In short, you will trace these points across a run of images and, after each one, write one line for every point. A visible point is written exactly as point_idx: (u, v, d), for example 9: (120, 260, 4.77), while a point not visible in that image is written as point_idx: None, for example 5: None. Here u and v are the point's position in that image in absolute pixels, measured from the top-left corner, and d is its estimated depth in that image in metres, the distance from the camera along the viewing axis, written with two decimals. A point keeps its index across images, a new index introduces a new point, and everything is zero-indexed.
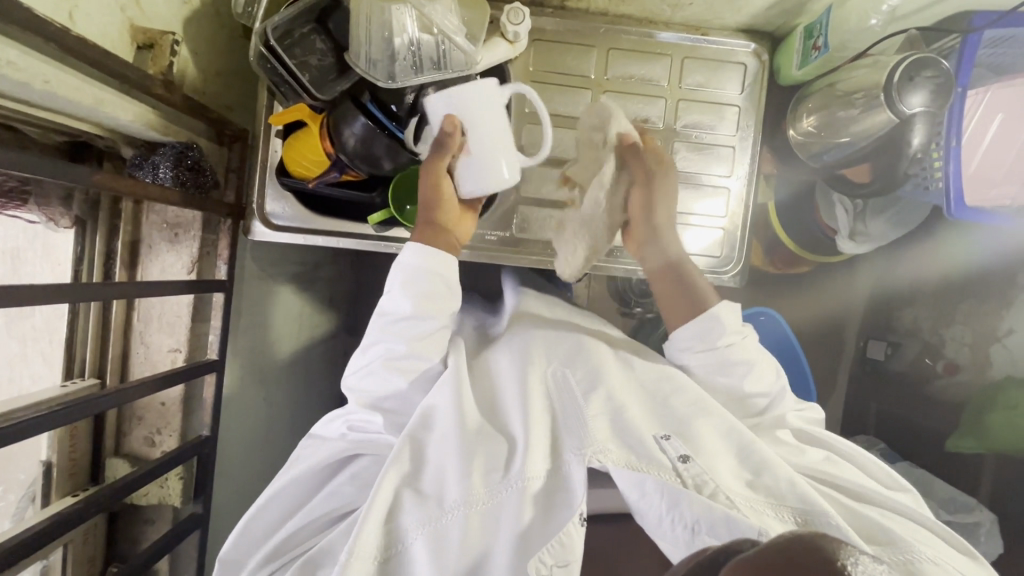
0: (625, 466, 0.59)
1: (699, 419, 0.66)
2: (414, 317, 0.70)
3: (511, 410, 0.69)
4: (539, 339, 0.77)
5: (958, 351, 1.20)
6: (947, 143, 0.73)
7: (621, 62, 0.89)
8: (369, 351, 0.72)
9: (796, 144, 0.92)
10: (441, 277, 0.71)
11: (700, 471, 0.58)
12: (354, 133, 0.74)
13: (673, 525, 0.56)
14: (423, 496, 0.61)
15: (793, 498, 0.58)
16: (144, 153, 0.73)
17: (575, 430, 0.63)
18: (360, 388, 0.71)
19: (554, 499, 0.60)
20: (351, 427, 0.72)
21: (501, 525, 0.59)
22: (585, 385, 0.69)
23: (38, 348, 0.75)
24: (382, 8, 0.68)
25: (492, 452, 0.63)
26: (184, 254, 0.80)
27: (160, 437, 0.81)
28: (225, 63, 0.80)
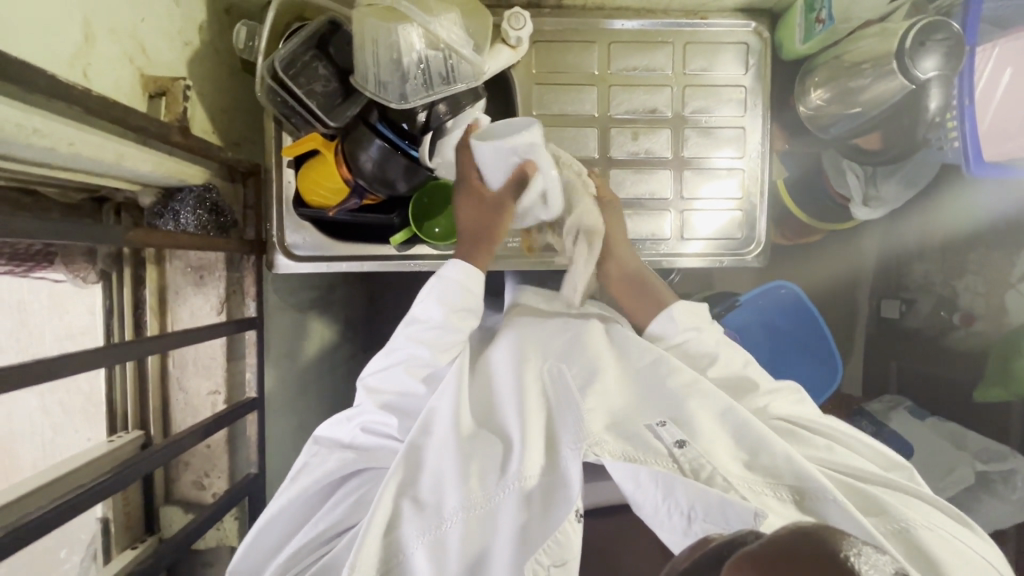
0: (620, 458, 0.58)
1: (689, 403, 0.67)
2: (443, 329, 0.69)
3: (506, 405, 0.69)
4: (531, 334, 0.76)
5: (971, 301, 1.20)
6: (961, 102, 0.72)
7: (623, 55, 0.89)
8: (393, 355, 0.71)
9: (806, 118, 0.92)
10: (474, 296, 0.71)
11: (697, 456, 0.58)
12: (370, 157, 0.74)
13: (670, 513, 0.54)
14: (422, 506, 0.60)
15: (790, 476, 0.60)
16: (163, 200, 0.73)
17: (570, 424, 0.64)
18: (379, 388, 0.70)
19: (552, 497, 0.59)
20: (364, 429, 0.69)
21: (499, 525, 0.58)
22: (583, 379, 0.70)
23: (78, 405, 0.74)
24: (388, 29, 0.67)
25: (486, 454, 0.63)
26: (212, 296, 0.80)
27: (209, 479, 0.81)
28: (230, 99, 0.80)
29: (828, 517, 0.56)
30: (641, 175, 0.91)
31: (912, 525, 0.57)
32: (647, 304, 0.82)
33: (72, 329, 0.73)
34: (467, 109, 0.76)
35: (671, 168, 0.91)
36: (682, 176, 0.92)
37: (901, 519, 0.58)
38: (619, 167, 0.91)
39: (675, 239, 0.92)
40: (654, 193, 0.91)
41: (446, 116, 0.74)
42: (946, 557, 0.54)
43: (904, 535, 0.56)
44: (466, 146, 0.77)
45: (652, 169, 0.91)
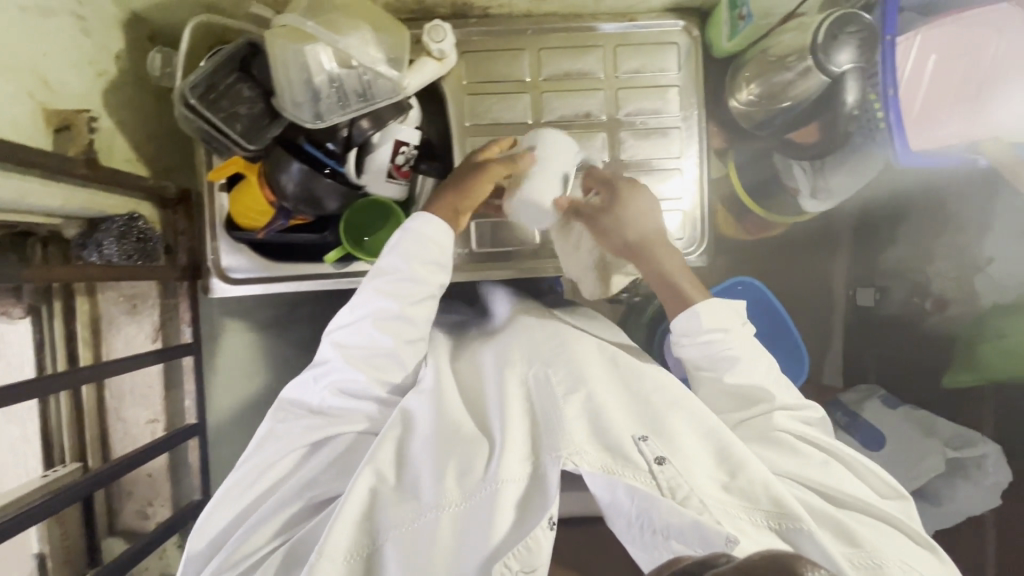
0: (599, 469, 0.57)
1: (676, 415, 0.64)
2: (409, 279, 0.70)
3: (493, 415, 0.67)
4: (520, 342, 0.75)
5: (944, 286, 1.21)
6: (885, 93, 0.71)
7: (554, 62, 0.89)
8: (359, 307, 0.71)
9: (738, 114, 0.91)
10: (443, 248, 0.72)
11: (676, 474, 0.56)
12: (291, 178, 0.73)
13: (643, 530, 0.55)
14: (404, 500, 0.59)
15: (768, 502, 0.57)
16: (86, 231, 0.73)
17: (552, 430, 0.61)
18: (346, 344, 0.70)
19: (530, 502, 0.57)
20: (333, 389, 0.69)
21: (470, 530, 0.56)
22: (566, 386, 0.66)
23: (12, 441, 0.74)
24: (297, 50, 0.67)
25: (464, 456, 0.61)
26: (146, 324, 0.80)
27: (152, 508, 0.81)
28: (155, 126, 0.80)
29: (804, 550, 0.55)
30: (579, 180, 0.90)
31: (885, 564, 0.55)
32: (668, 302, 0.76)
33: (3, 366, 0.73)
34: (391, 124, 0.77)
35: (610, 172, 0.91)
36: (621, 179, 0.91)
37: (875, 559, 0.56)
38: None
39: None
40: None
41: (370, 131, 0.74)
42: None
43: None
44: (393, 161, 0.79)
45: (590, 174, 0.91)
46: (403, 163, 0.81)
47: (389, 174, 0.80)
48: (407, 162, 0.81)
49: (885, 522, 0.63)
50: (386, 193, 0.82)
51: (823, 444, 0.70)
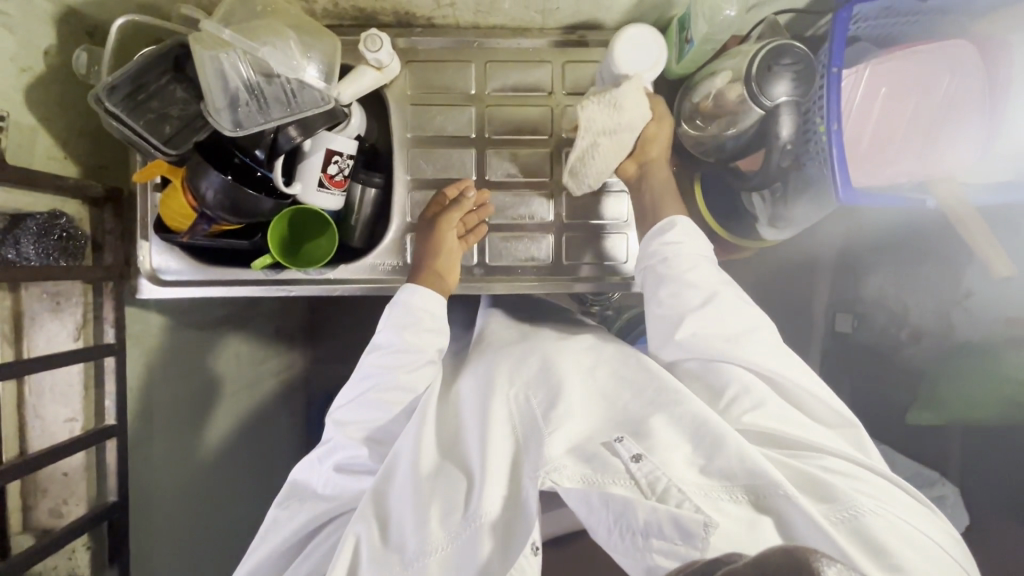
0: (577, 482, 0.58)
1: (657, 416, 0.64)
2: (403, 349, 0.74)
3: (470, 441, 0.68)
4: (500, 361, 0.76)
5: (923, 318, 1.18)
6: (829, 127, 0.70)
7: (500, 76, 0.87)
8: (362, 382, 0.75)
9: (687, 137, 0.86)
10: (436, 316, 0.78)
11: (653, 469, 0.57)
12: (211, 186, 0.71)
13: (621, 534, 0.54)
14: (387, 549, 0.61)
15: (744, 478, 0.58)
16: (6, 226, 0.71)
17: (535, 453, 0.63)
18: (346, 421, 0.73)
19: (513, 527, 0.60)
20: (337, 468, 0.71)
21: (460, 565, 0.58)
22: (545, 405, 0.68)
23: None
24: (213, 56, 0.67)
25: (450, 491, 0.63)
26: (69, 322, 0.79)
27: (67, 507, 0.80)
28: (87, 123, 0.79)
29: (792, 521, 0.55)
30: (521, 198, 0.88)
31: (860, 511, 0.56)
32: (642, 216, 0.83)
33: None
34: (323, 135, 0.77)
35: (553, 190, 0.89)
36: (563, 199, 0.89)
37: (850, 507, 0.57)
38: (497, 189, 0.88)
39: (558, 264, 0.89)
40: (534, 216, 0.89)
41: (297, 138, 0.71)
42: (897, 548, 0.53)
43: (855, 528, 0.55)
44: (325, 170, 0.79)
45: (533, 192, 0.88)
46: (336, 173, 0.80)
47: (320, 184, 0.79)
48: (340, 172, 0.81)
49: (857, 461, 0.64)
50: (319, 203, 0.81)
51: (787, 384, 0.70)
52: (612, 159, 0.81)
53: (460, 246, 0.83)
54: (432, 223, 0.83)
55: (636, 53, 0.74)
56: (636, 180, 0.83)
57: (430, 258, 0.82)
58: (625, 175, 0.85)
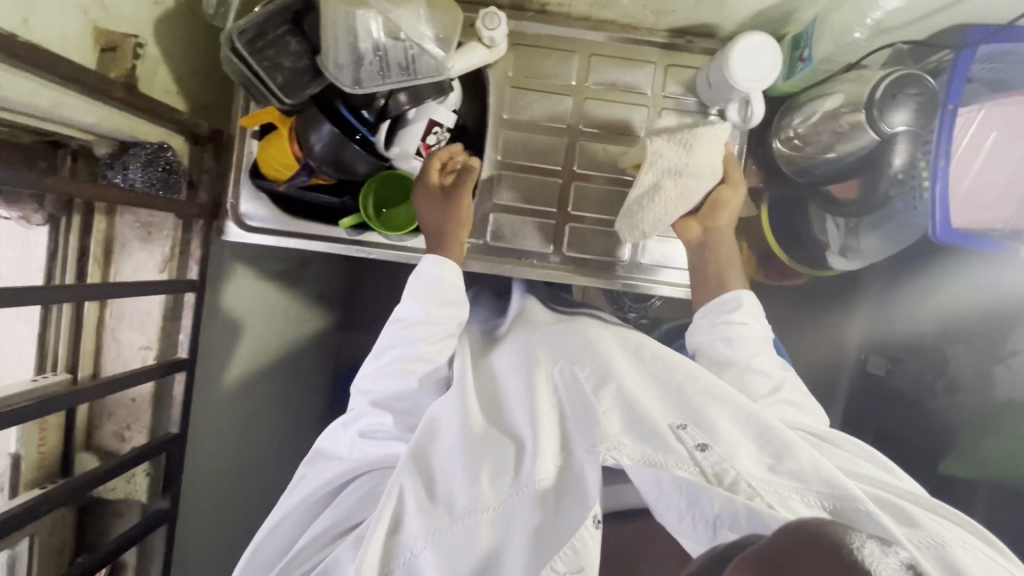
0: (639, 461, 0.57)
1: (715, 408, 0.63)
2: (427, 321, 0.75)
3: (517, 412, 0.68)
4: (541, 339, 0.76)
5: (960, 371, 1.16)
6: (936, 162, 0.70)
7: (602, 71, 0.87)
8: (383, 355, 0.76)
9: (779, 155, 0.88)
10: (456, 289, 0.77)
11: (719, 460, 0.56)
12: (320, 139, 0.74)
13: (695, 521, 0.54)
14: (434, 504, 0.59)
15: (819, 482, 0.56)
16: (115, 152, 0.74)
17: (587, 428, 0.62)
18: (371, 388, 0.73)
19: (564, 499, 0.59)
20: (364, 434, 0.71)
21: (514, 530, 0.57)
22: (595, 381, 0.67)
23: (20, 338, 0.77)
24: (348, 13, 0.67)
25: (499, 454, 0.62)
26: (156, 253, 0.81)
27: (130, 432, 0.82)
28: (200, 62, 0.80)
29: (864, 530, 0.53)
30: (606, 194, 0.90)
31: (944, 540, 0.54)
32: (708, 286, 0.83)
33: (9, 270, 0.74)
34: (429, 104, 0.78)
35: None
36: None
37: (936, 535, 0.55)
38: (584, 182, 0.89)
39: (632, 263, 0.90)
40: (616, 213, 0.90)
41: (405, 106, 0.75)
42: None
43: (941, 554, 0.52)
44: (424, 140, 0.80)
45: (618, 189, 0.90)
46: (434, 144, 0.82)
47: (417, 152, 0.80)
48: (437, 143, 0.82)
49: (915, 500, 0.63)
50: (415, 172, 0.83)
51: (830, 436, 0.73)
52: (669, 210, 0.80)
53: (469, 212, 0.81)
54: (451, 195, 0.79)
55: (754, 59, 0.74)
56: (702, 242, 0.84)
57: (453, 231, 0.79)
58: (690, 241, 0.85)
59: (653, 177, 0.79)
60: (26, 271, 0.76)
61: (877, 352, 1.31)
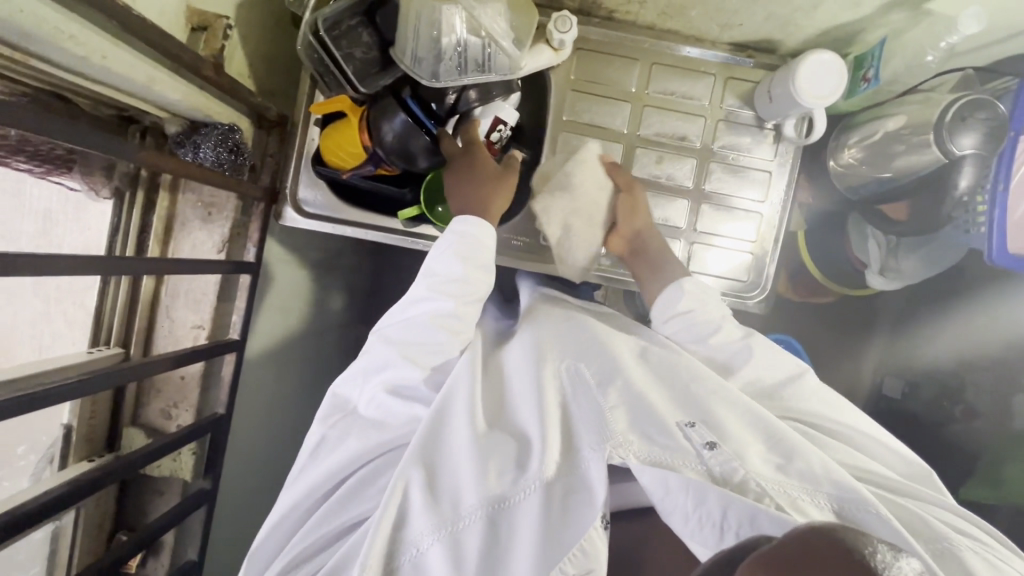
0: (647, 461, 0.55)
1: (720, 405, 0.63)
2: (464, 281, 0.71)
3: (522, 407, 0.65)
4: (550, 334, 0.73)
5: (979, 399, 1.16)
6: (995, 188, 0.73)
7: (663, 79, 0.88)
8: (413, 308, 0.72)
9: (834, 173, 0.93)
10: (489, 250, 0.74)
11: (728, 459, 0.55)
12: (393, 129, 0.74)
13: (702, 522, 0.52)
14: (439, 500, 0.57)
15: (829, 485, 0.54)
16: (187, 131, 0.74)
17: (594, 423, 0.60)
18: (397, 338, 0.70)
19: (573, 497, 0.56)
20: (387, 387, 0.67)
21: (519, 528, 0.55)
22: (600, 377, 0.65)
23: (62, 312, 0.74)
24: (433, 7, 0.68)
25: (503, 451, 0.60)
26: (215, 234, 0.81)
27: (176, 410, 0.83)
28: (271, 48, 0.81)
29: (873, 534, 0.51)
30: (658, 200, 0.90)
31: (954, 546, 0.54)
32: (652, 280, 0.83)
33: (80, 243, 0.74)
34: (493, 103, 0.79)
35: (690, 199, 0.90)
36: (700, 209, 0.91)
37: (942, 540, 0.55)
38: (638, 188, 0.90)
39: None
40: (668, 220, 0.91)
41: (475, 102, 0.78)
42: None
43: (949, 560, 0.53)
44: (488, 136, 0.81)
45: (672, 197, 0.90)
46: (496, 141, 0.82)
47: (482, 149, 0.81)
48: (499, 141, 0.82)
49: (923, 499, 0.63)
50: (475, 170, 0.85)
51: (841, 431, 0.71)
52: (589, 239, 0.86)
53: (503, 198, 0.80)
54: (477, 145, 0.77)
55: (819, 76, 0.75)
56: (630, 251, 0.86)
57: (489, 185, 0.76)
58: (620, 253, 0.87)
59: (557, 222, 0.85)
60: (84, 243, 0.75)
61: (893, 376, 1.31)
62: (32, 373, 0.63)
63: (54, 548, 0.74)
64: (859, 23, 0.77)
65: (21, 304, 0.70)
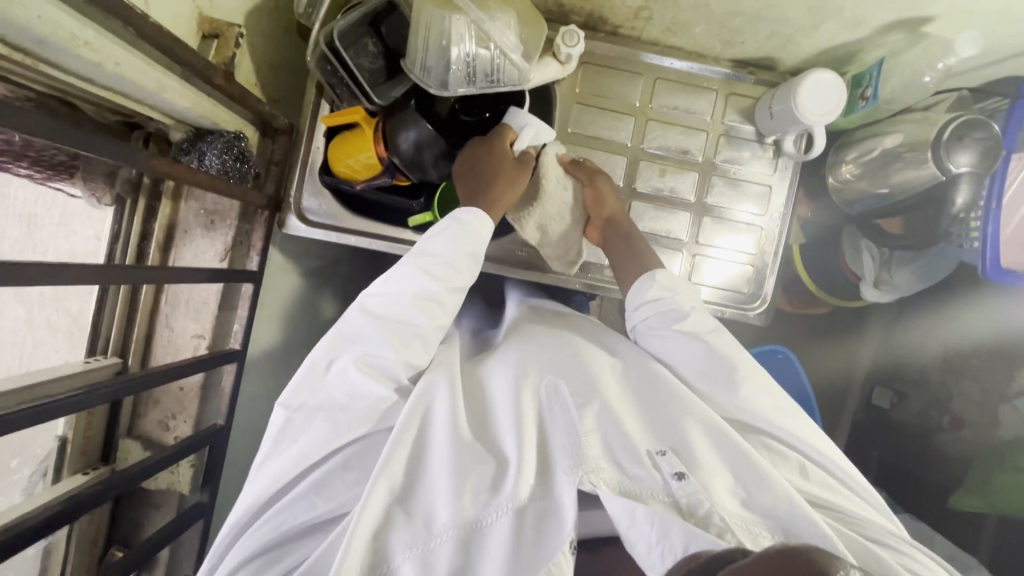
0: (617, 492, 0.53)
1: (694, 425, 0.60)
2: (453, 266, 0.68)
3: (501, 423, 0.62)
4: (531, 347, 0.70)
5: (965, 408, 1.18)
6: (988, 205, 0.77)
7: (665, 93, 0.90)
8: (395, 282, 0.66)
9: (833, 189, 0.96)
10: (480, 241, 0.71)
11: (695, 491, 0.53)
12: (410, 138, 0.75)
13: (663, 557, 0.49)
14: (412, 519, 0.56)
15: (788, 520, 0.53)
16: (191, 138, 0.73)
17: (567, 446, 0.58)
18: (377, 312, 0.64)
19: (545, 521, 0.55)
20: (358, 362, 0.61)
21: (489, 549, 0.54)
22: (579, 397, 0.62)
23: (48, 318, 0.73)
24: (443, 18, 0.68)
25: (478, 471, 0.57)
26: (218, 242, 0.80)
27: (174, 422, 0.81)
28: (278, 57, 0.82)
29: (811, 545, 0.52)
30: (660, 213, 0.91)
31: None
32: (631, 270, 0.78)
33: (69, 248, 0.73)
34: (531, 124, 0.76)
35: (692, 212, 0.92)
36: (701, 221, 0.92)
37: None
38: (641, 200, 0.91)
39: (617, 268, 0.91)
40: (670, 232, 0.92)
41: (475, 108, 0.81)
42: None
43: None
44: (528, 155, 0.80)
45: (673, 209, 0.91)
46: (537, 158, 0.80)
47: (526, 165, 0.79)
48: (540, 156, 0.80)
49: (888, 533, 0.59)
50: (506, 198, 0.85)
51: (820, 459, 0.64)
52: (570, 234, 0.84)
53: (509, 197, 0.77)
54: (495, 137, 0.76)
55: (821, 93, 0.77)
56: (604, 241, 0.82)
57: (495, 184, 0.74)
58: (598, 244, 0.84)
59: (535, 224, 0.81)
60: (69, 249, 0.73)
61: (881, 385, 1.32)
62: (33, 383, 0.62)
63: (45, 565, 0.73)
64: (858, 44, 0.80)
65: (4, 312, 0.68)
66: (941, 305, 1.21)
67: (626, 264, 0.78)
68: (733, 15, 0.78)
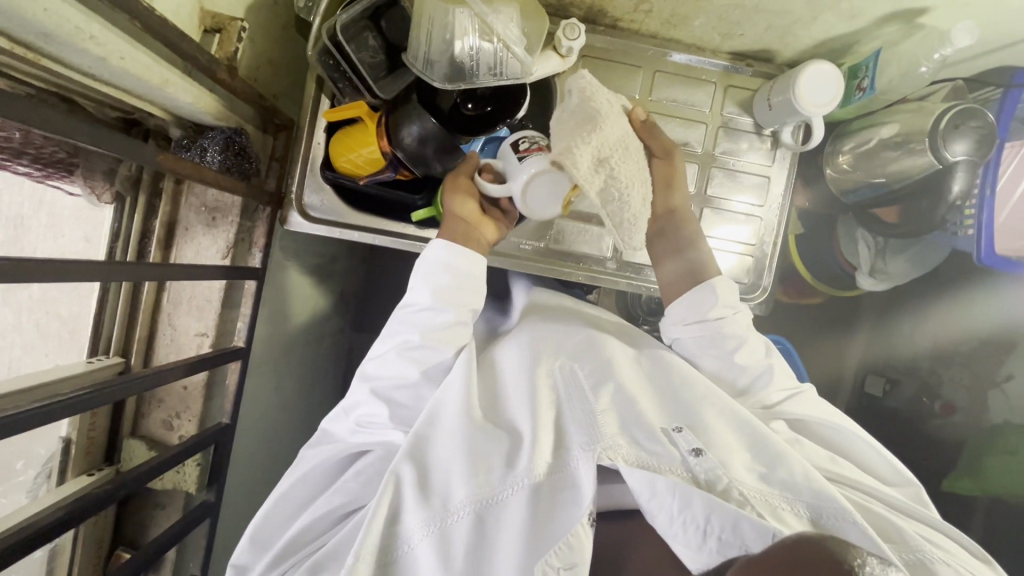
0: (635, 464, 0.55)
1: (709, 410, 0.63)
2: (433, 309, 0.67)
3: (516, 407, 0.65)
4: (544, 334, 0.72)
5: (956, 392, 1.21)
6: (982, 193, 0.81)
7: (664, 86, 0.90)
8: (386, 341, 0.69)
9: (829, 179, 0.97)
10: (469, 276, 0.69)
11: (713, 466, 0.56)
12: (413, 133, 0.75)
13: (685, 526, 0.53)
14: (430, 499, 0.57)
15: (808, 494, 0.56)
16: (191, 135, 0.73)
17: (584, 424, 0.60)
18: (371, 374, 0.68)
19: (560, 495, 0.57)
20: (359, 424, 0.67)
21: (506, 524, 0.56)
22: (594, 379, 0.66)
23: (36, 320, 0.73)
24: (446, 11, 0.69)
25: (495, 449, 0.60)
26: (220, 239, 0.79)
27: (179, 421, 0.80)
28: (277, 52, 0.81)
29: (828, 521, 0.54)
30: None
31: (931, 557, 0.54)
32: (685, 279, 0.77)
33: (56, 250, 0.72)
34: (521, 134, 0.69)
35: (692, 204, 0.92)
36: (702, 212, 0.92)
37: (918, 551, 0.55)
38: None
39: (623, 260, 0.90)
40: None
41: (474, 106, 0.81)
42: None
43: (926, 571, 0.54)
44: (517, 149, 0.67)
45: None
46: (525, 145, 0.67)
47: (517, 157, 0.66)
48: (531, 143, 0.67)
49: (903, 509, 0.63)
50: (543, 215, 0.67)
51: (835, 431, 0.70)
52: (632, 189, 0.63)
53: (477, 214, 0.71)
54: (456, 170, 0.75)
55: (819, 84, 0.78)
56: (661, 231, 0.79)
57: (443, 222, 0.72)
58: (652, 232, 0.80)
59: (591, 154, 0.59)
60: (61, 248, 0.72)
61: (874, 373, 1.34)
62: (36, 385, 0.61)
63: (52, 566, 0.72)
64: (855, 35, 0.81)
65: None
66: (933, 293, 1.23)
67: (679, 266, 0.78)
68: (732, 7, 0.79)
